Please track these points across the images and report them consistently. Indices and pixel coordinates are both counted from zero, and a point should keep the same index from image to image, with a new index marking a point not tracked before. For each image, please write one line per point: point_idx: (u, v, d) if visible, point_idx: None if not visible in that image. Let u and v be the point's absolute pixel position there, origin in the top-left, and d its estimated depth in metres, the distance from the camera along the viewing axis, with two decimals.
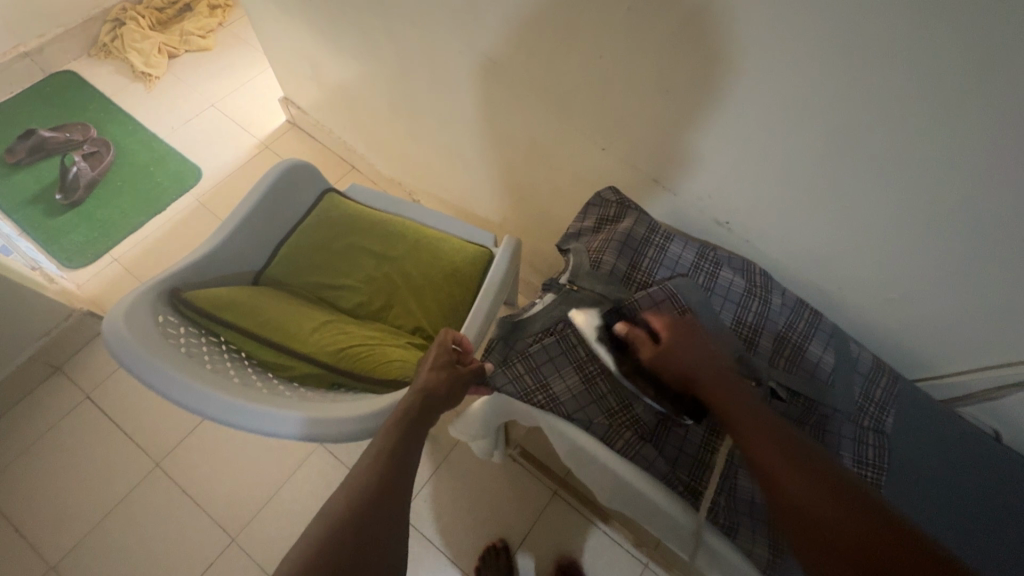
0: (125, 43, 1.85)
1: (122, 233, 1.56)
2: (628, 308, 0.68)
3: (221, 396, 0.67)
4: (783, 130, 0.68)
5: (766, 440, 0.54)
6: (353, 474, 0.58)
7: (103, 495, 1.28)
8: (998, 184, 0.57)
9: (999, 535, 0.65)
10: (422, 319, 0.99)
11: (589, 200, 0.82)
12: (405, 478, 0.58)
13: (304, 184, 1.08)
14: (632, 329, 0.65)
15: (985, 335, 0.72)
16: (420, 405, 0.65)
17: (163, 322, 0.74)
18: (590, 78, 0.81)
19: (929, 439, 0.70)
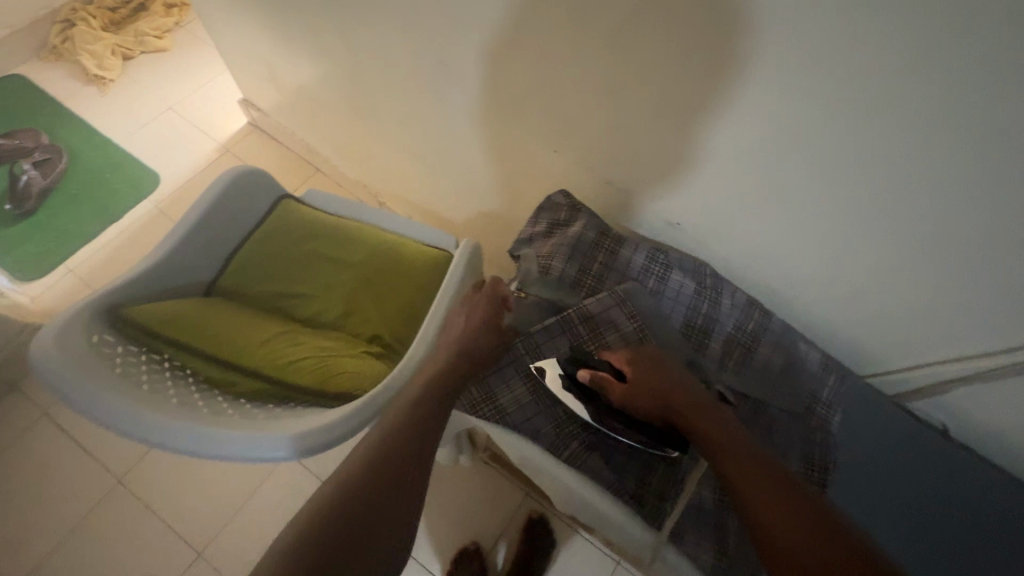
0: (76, 45, 1.78)
1: (77, 243, 1.51)
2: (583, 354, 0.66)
3: (157, 418, 0.64)
4: (730, 133, 0.67)
5: (739, 459, 0.53)
6: (379, 433, 0.57)
7: (63, 514, 1.25)
8: (940, 180, 0.57)
9: (938, 528, 0.68)
10: (379, 327, 0.97)
11: (540, 204, 0.81)
12: (426, 441, 0.57)
13: (257, 191, 1.05)
14: (595, 373, 0.63)
15: (931, 331, 0.73)
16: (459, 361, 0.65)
17: (98, 341, 0.71)
18: (538, 79, 0.80)
19: (872, 437, 0.72)
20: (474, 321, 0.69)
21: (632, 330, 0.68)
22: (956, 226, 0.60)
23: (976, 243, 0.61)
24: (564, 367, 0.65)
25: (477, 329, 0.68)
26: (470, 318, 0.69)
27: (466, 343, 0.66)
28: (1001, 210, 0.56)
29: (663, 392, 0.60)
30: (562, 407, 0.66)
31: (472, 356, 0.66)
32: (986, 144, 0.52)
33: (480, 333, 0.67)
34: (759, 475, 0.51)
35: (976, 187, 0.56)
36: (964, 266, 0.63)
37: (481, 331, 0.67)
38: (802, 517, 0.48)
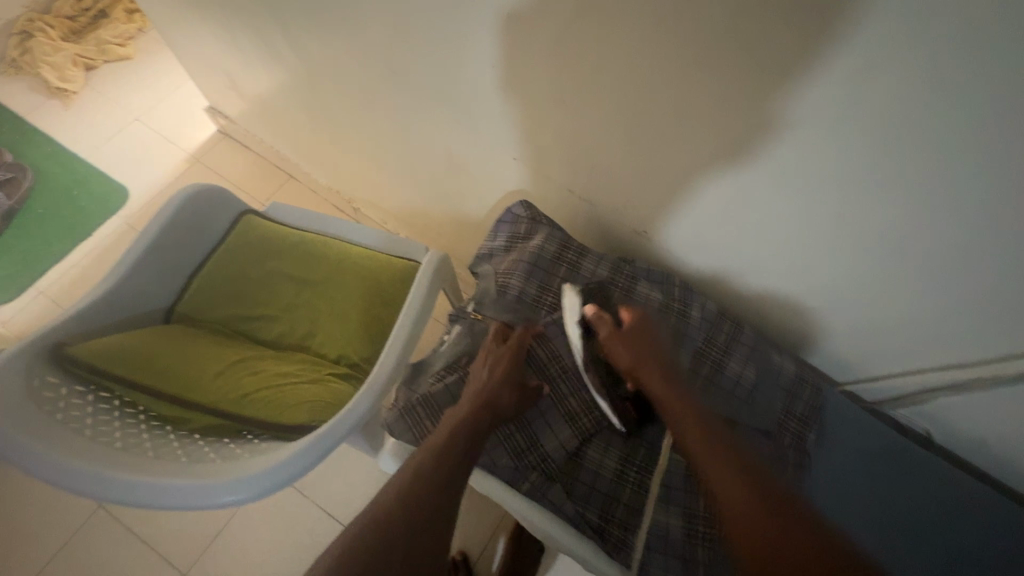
0: (35, 58, 1.73)
1: (46, 264, 1.48)
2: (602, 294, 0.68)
3: (95, 468, 0.61)
4: (691, 143, 0.64)
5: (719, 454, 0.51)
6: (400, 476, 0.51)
7: (45, 542, 1.23)
8: (912, 194, 0.54)
9: (924, 545, 0.65)
10: (346, 345, 0.94)
11: (499, 217, 0.77)
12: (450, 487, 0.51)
13: (215, 209, 1.02)
14: (600, 313, 0.63)
15: (909, 339, 0.70)
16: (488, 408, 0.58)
17: (40, 384, 0.68)
18: (489, 87, 0.77)
19: (852, 455, 0.71)
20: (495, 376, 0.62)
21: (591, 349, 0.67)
22: (926, 237, 0.57)
23: (947, 256, 0.58)
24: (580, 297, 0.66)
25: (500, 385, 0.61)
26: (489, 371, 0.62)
27: (489, 393, 0.59)
28: (976, 225, 0.53)
29: (637, 362, 0.60)
30: (522, 438, 0.64)
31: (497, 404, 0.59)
32: (955, 156, 0.49)
33: (503, 377, 0.61)
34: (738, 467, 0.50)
35: (947, 200, 0.53)
36: (938, 277, 0.60)
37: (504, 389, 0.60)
38: (777, 515, 0.46)
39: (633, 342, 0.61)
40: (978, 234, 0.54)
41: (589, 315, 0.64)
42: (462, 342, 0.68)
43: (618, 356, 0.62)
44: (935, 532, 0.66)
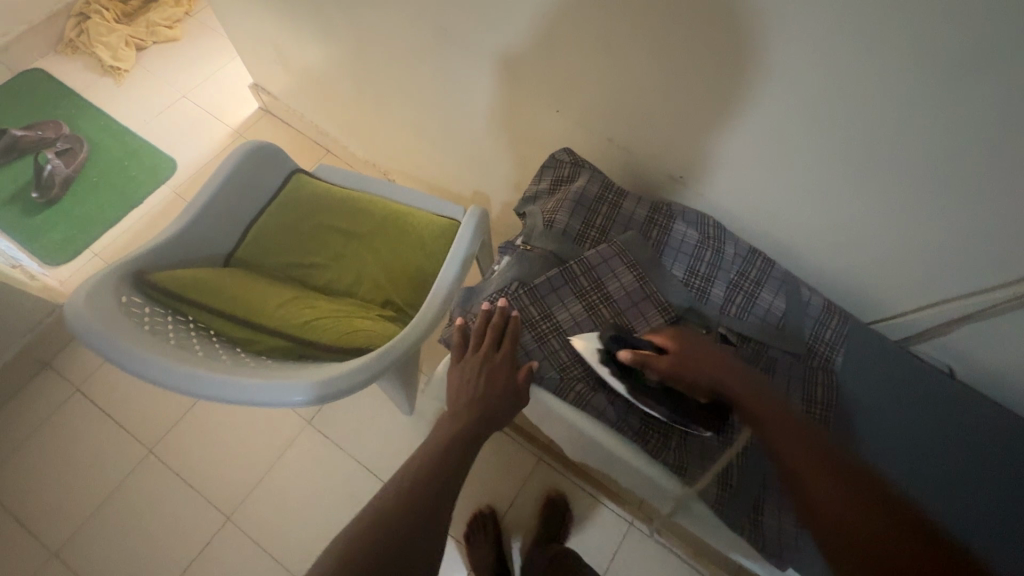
0: (91, 38, 1.82)
1: (101, 229, 1.57)
2: (626, 334, 0.67)
3: (184, 368, 0.67)
4: (727, 78, 0.68)
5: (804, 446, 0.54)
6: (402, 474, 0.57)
7: (99, 484, 1.31)
8: (930, 119, 0.58)
9: (952, 461, 0.68)
10: (392, 291, 1.01)
11: (543, 162, 0.83)
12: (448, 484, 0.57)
13: (270, 165, 1.08)
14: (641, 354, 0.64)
15: (932, 273, 0.73)
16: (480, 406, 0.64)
17: (127, 303, 0.75)
18: (537, 38, 0.82)
19: (883, 377, 0.72)
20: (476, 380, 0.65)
21: (632, 279, 0.70)
22: (945, 163, 0.60)
23: (964, 183, 0.61)
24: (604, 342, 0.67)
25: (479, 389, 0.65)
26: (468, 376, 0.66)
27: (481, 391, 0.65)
28: (992, 146, 0.56)
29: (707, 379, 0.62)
30: (565, 356, 0.69)
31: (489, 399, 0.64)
32: (972, 74, 0.52)
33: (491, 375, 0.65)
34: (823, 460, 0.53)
35: (964, 123, 0.56)
36: (956, 205, 0.63)
37: (488, 392, 0.64)
38: (873, 506, 0.48)
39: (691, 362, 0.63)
40: (994, 156, 0.57)
41: (630, 359, 0.64)
42: (511, 269, 0.73)
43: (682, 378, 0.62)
44: (963, 448, 0.69)
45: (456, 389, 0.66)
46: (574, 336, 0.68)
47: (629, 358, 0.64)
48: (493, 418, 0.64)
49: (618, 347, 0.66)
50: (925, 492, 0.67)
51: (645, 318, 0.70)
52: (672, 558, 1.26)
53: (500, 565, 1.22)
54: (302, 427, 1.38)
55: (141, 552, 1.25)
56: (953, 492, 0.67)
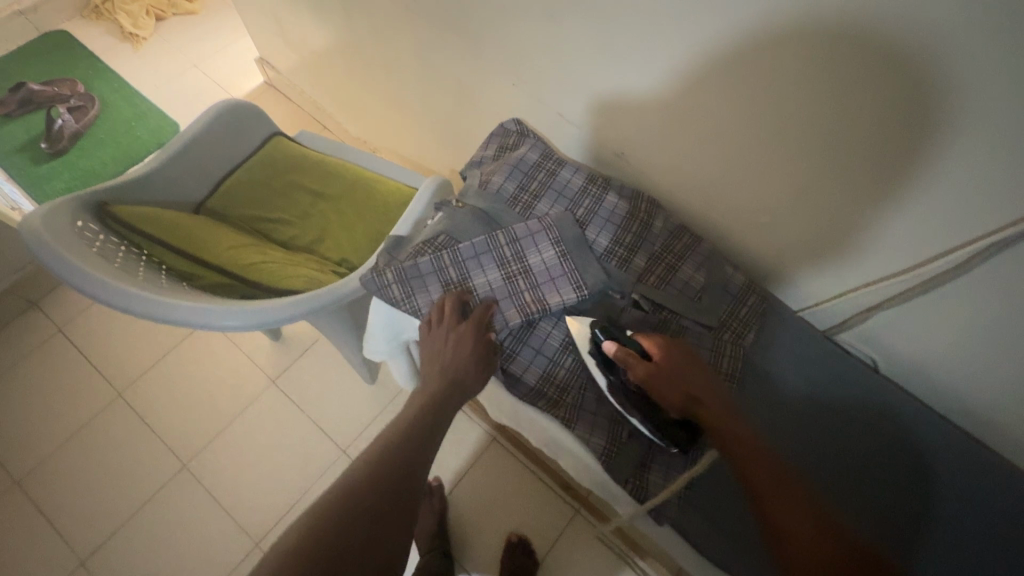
0: (115, 5, 1.92)
1: (100, 182, 1.64)
2: (615, 328, 0.66)
3: (117, 284, 0.70)
4: (651, 40, 0.68)
5: (771, 472, 0.52)
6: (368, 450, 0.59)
7: (68, 420, 1.37)
8: (821, 89, 0.58)
9: (845, 442, 0.68)
10: (348, 251, 1.04)
11: (493, 130, 0.86)
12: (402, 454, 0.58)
13: (249, 123, 1.13)
14: (624, 351, 0.63)
15: (851, 257, 0.72)
16: (452, 385, 0.67)
17: (82, 227, 0.80)
18: (493, 9, 0.85)
19: (787, 356, 0.73)
20: (441, 363, 0.68)
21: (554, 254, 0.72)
22: (860, 153, 0.61)
23: (870, 169, 0.62)
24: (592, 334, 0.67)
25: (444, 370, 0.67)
26: (436, 363, 0.68)
27: (454, 373, 0.67)
28: (891, 113, 0.55)
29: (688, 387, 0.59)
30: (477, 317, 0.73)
31: (462, 385, 0.67)
32: (861, 50, 0.53)
33: (462, 359, 0.67)
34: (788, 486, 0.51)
35: (880, 112, 0.56)
36: (871, 197, 0.64)
37: (458, 374, 0.67)
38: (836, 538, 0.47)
39: (670, 370, 0.61)
40: (904, 151, 0.57)
41: (614, 354, 0.63)
42: (439, 224, 0.75)
43: (657, 388, 0.61)
44: (857, 432, 0.68)
45: (431, 363, 0.69)
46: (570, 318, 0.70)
47: (611, 352, 0.64)
48: (464, 391, 0.67)
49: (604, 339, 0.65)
50: (816, 471, 0.67)
51: (559, 292, 0.71)
52: (614, 549, 1.25)
53: (441, 538, 1.23)
54: (266, 385, 1.42)
55: (98, 489, 1.30)
56: (843, 473, 0.67)
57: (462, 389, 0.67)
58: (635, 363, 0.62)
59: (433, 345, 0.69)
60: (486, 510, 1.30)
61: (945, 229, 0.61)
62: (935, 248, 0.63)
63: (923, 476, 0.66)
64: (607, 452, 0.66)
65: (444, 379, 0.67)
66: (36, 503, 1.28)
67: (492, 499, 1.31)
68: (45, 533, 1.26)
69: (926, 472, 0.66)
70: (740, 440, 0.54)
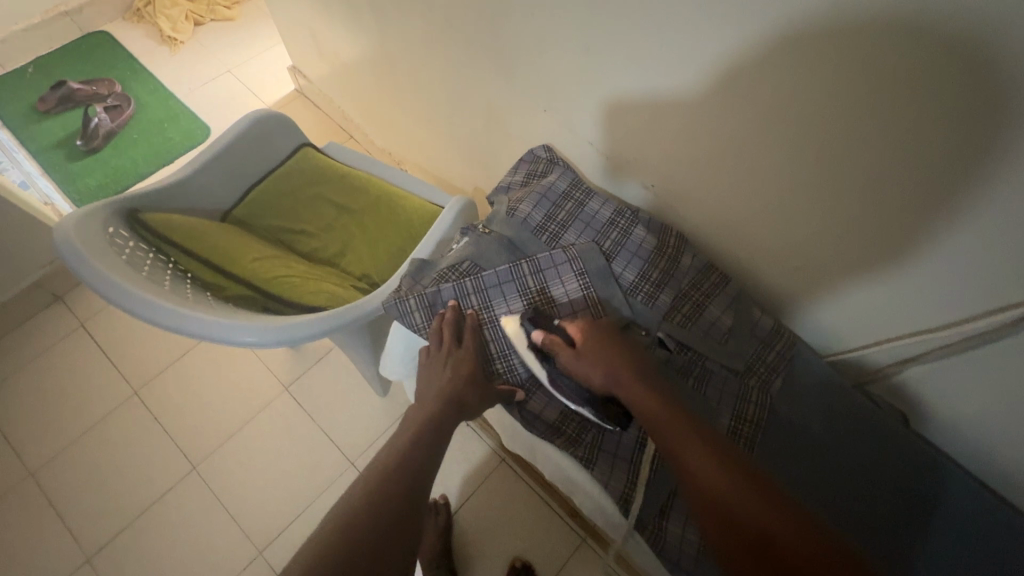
0: (156, 9, 1.98)
1: (129, 181, 1.67)
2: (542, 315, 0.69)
3: (143, 293, 0.70)
4: (690, 80, 0.68)
5: (688, 446, 0.55)
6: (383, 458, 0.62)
7: (83, 415, 1.38)
8: (871, 136, 0.57)
9: (877, 498, 0.65)
10: (369, 267, 1.04)
11: (522, 155, 0.85)
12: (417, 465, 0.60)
13: (280, 134, 1.14)
14: (550, 336, 0.66)
15: (889, 308, 0.70)
16: (450, 405, 0.66)
17: (113, 233, 0.81)
18: (528, 37, 0.86)
19: (814, 404, 0.71)
20: (438, 386, 0.67)
21: (576, 288, 0.72)
22: (918, 207, 0.59)
23: (918, 223, 0.60)
24: (524, 327, 0.69)
25: (444, 396, 0.66)
26: (432, 385, 0.68)
27: (451, 395, 0.67)
28: (945, 163, 0.54)
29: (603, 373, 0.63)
30: (495, 347, 0.73)
31: (461, 405, 0.67)
32: (915, 103, 0.52)
33: (457, 379, 0.67)
34: (706, 452, 0.54)
35: (939, 167, 0.54)
36: (915, 250, 0.62)
37: (455, 394, 0.67)
38: (757, 491, 0.50)
39: (592, 354, 0.64)
40: (968, 206, 0.55)
41: (540, 341, 0.67)
42: (462, 250, 0.75)
43: (582, 370, 0.64)
44: (889, 489, 0.66)
45: (425, 387, 0.69)
46: (506, 317, 0.70)
47: (543, 339, 0.67)
48: (462, 409, 0.67)
49: (535, 328, 0.68)
50: (848, 528, 0.64)
51: None
52: None
53: (445, 558, 1.21)
54: (278, 391, 1.42)
55: (108, 485, 1.31)
56: (874, 531, 0.64)
57: (461, 409, 0.67)
58: (561, 349, 0.66)
59: (427, 370, 0.69)
60: (491, 534, 1.28)
61: (996, 284, 0.59)
62: (981, 306, 0.61)
63: (960, 538, 0.63)
64: (628, 497, 0.65)
65: (440, 400, 0.67)
66: (48, 497, 1.30)
67: (497, 522, 1.29)
68: (54, 527, 1.26)
69: (966, 536, 0.63)
70: (655, 416, 0.59)
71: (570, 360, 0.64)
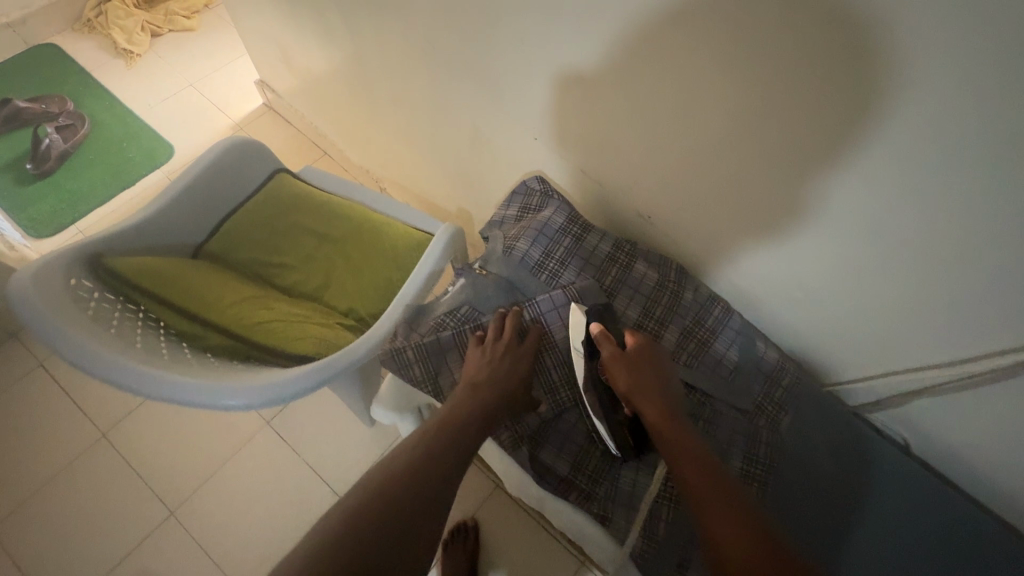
0: (109, 20, 1.87)
1: (87, 205, 1.57)
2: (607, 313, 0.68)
3: (114, 356, 0.65)
4: (692, 115, 0.66)
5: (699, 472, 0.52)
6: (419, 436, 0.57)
7: (47, 462, 1.29)
8: (882, 175, 0.56)
9: (889, 534, 0.66)
10: (355, 301, 0.99)
11: (514, 187, 0.82)
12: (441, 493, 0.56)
13: (252, 161, 1.08)
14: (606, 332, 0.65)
15: (890, 341, 0.71)
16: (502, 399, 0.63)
17: (75, 285, 0.75)
18: (515, 65, 0.83)
19: (822, 441, 0.70)
20: (490, 372, 0.64)
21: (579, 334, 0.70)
22: (929, 245, 0.58)
23: (928, 260, 0.59)
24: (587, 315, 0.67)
25: (499, 385, 0.63)
26: (483, 371, 0.64)
27: (502, 387, 0.63)
28: (957, 205, 0.53)
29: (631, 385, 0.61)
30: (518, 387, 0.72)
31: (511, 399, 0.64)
32: (927, 146, 0.51)
33: (512, 370, 0.65)
34: (716, 484, 0.51)
35: (950, 210, 0.54)
36: (923, 288, 0.62)
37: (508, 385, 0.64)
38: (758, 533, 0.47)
39: (633, 366, 0.63)
40: (981, 247, 0.55)
41: (595, 333, 0.65)
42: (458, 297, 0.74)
43: (617, 375, 0.63)
44: (898, 524, 0.66)
45: (475, 370, 0.65)
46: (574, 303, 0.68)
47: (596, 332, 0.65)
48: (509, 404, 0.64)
49: (593, 321, 0.67)
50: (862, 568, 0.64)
51: None
52: None
53: None
54: (259, 426, 1.36)
55: (77, 537, 1.22)
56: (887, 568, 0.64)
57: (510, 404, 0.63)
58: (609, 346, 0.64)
59: (477, 356, 0.66)
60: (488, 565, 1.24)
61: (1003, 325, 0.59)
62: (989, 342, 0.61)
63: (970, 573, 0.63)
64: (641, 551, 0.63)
65: (496, 392, 0.63)
66: (9, 554, 1.20)
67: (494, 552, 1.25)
68: None
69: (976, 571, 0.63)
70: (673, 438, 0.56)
71: (611, 358, 0.63)
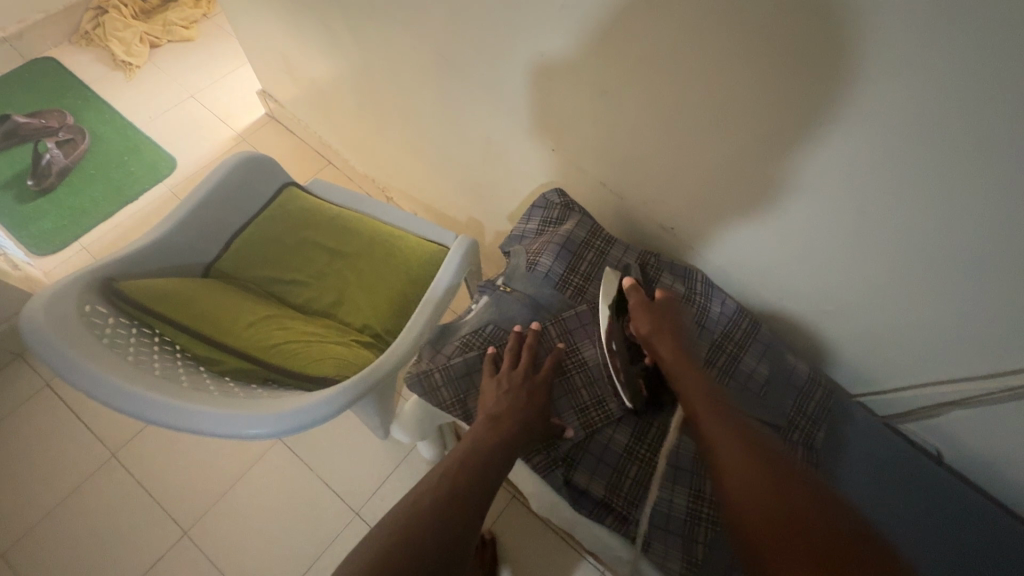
0: (106, 32, 1.85)
1: (91, 221, 1.55)
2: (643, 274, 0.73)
3: (132, 387, 0.63)
4: (725, 123, 0.65)
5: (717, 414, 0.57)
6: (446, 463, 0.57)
7: (57, 484, 1.27)
8: (927, 181, 0.56)
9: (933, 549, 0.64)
10: (369, 316, 0.97)
11: (533, 201, 0.81)
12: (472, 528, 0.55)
13: (262, 176, 1.06)
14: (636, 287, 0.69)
15: (928, 347, 0.71)
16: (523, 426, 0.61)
17: (89, 312, 0.73)
18: (533, 77, 0.82)
19: (861, 459, 0.70)
20: (506, 402, 0.63)
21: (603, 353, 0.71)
22: (975, 251, 0.58)
23: (974, 264, 0.59)
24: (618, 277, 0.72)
25: (519, 413, 0.62)
26: (498, 401, 0.63)
27: (521, 414, 0.62)
28: (1005, 212, 0.53)
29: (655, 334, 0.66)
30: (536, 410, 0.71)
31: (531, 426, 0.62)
32: (981, 153, 0.50)
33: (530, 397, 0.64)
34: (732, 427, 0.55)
35: (1000, 215, 0.54)
36: (966, 291, 0.62)
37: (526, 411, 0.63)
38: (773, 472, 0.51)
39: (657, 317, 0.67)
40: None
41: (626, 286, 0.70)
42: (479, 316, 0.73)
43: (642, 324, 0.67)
44: (943, 538, 0.65)
45: (492, 399, 0.64)
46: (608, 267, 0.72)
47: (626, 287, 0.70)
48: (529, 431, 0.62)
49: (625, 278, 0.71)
50: None
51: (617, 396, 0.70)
52: None
53: None
54: (272, 442, 1.34)
55: (90, 560, 1.21)
56: None
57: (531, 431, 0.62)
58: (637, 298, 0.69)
59: (494, 384, 0.65)
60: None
61: None
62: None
63: None
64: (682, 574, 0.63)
65: (514, 421, 0.61)
66: None
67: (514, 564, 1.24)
68: None
69: None
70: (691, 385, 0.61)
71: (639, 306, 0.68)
